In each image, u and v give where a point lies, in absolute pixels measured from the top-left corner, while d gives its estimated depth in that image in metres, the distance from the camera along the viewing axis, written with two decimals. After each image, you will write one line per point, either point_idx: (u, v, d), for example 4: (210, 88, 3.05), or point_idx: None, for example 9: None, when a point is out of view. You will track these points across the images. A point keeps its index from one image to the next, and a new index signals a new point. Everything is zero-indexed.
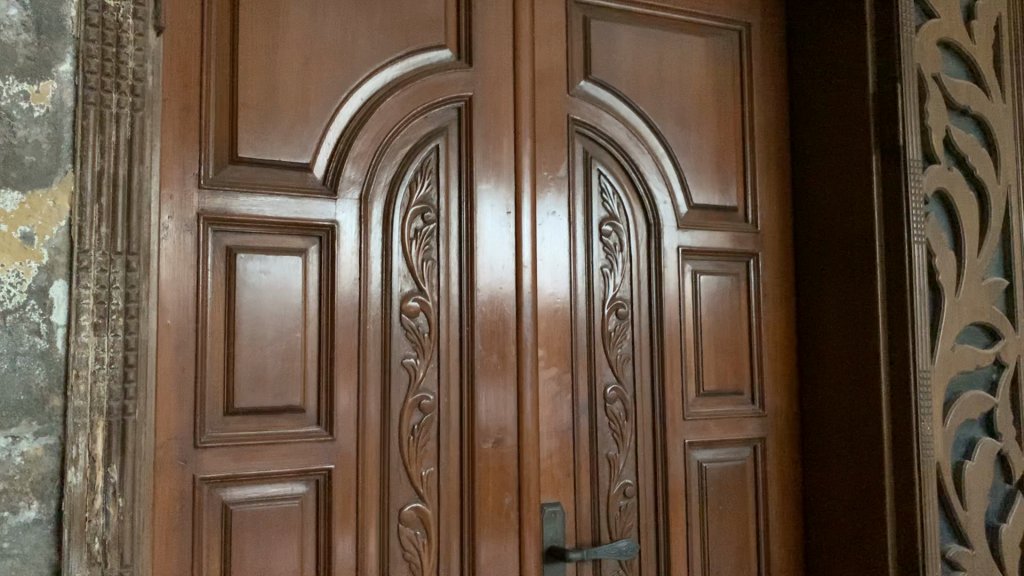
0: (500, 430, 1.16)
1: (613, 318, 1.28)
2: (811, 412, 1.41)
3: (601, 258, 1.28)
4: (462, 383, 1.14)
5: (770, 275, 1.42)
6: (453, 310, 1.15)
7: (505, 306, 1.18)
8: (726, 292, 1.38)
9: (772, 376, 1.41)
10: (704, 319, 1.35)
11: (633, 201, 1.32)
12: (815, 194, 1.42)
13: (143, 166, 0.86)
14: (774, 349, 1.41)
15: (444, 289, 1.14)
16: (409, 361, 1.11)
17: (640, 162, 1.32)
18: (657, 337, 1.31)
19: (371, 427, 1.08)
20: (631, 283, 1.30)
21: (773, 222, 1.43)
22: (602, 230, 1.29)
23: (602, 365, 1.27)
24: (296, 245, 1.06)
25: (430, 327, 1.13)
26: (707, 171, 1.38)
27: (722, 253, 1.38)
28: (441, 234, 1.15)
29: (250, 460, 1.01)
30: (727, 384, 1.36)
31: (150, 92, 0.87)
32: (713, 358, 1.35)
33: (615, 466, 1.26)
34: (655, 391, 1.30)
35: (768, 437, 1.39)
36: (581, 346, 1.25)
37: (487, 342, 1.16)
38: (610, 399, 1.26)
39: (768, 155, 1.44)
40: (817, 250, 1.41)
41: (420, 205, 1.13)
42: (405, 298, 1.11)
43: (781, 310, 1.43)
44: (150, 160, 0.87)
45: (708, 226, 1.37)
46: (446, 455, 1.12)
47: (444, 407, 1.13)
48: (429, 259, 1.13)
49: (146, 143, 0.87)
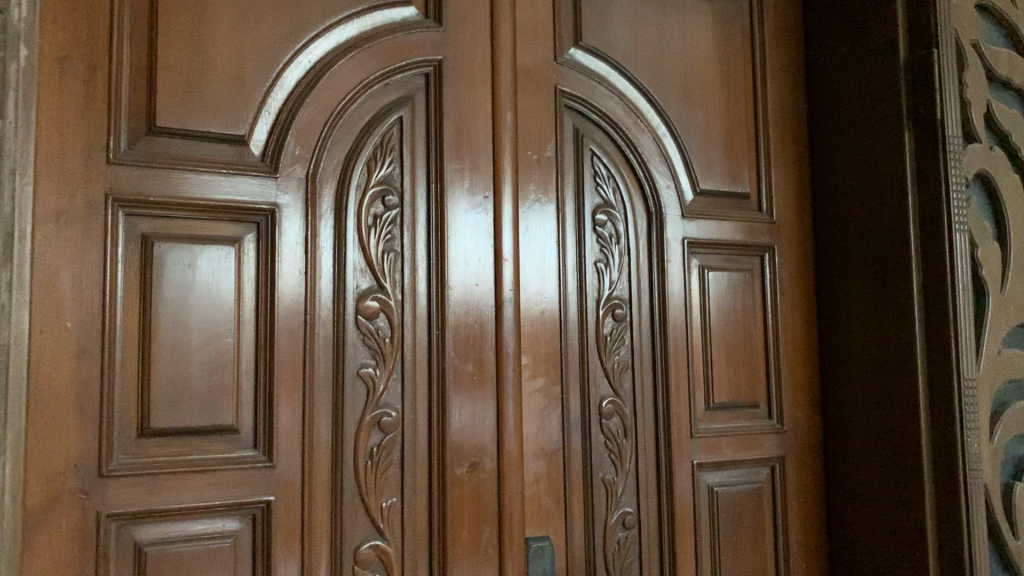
0: (477, 452, 0.99)
1: (608, 320, 1.11)
2: (836, 428, 1.24)
3: (595, 250, 1.11)
4: (431, 397, 0.97)
5: (787, 272, 1.25)
6: (421, 312, 0.97)
7: (481, 307, 1.01)
8: (737, 290, 1.20)
9: (792, 388, 1.23)
10: (714, 322, 1.18)
11: (631, 186, 1.15)
12: (839, 179, 1.25)
13: (3, 121, 0.77)
14: (793, 356, 1.24)
15: (410, 287, 0.96)
16: (367, 371, 0.93)
17: (639, 141, 1.15)
18: (660, 343, 1.13)
19: (319, 450, 0.90)
20: (629, 281, 1.13)
21: (789, 212, 1.26)
22: (595, 220, 1.11)
23: (597, 374, 1.09)
24: (229, 233, 0.88)
25: (393, 331, 0.95)
26: (715, 153, 1.21)
27: (733, 246, 1.21)
28: (406, 221, 0.97)
29: (169, 492, 0.83)
30: (740, 395, 1.19)
31: (16, 29, 0.79)
32: (724, 366, 1.18)
33: (613, 492, 1.08)
34: (659, 404, 1.13)
35: (788, 457, 1.22)
36: (572, 353, 1.08)
37: (461, 350, 0.99)
38: (606, 414, 1.09)
39: (783, 136, 1.27)
40: (841, 243, 1.24)
41: (381, 186, 0.95)
42: (362, 296, 0.93)
43: (800, 311, 1.25)
44: (15, 114, 0.78)
45: (717, 216, 1.20)
46: (412, 482, 0.95)
47: (410, 425, 0.95)
48: (390, 250, 0.95)
49: (9, 93, 0.78)
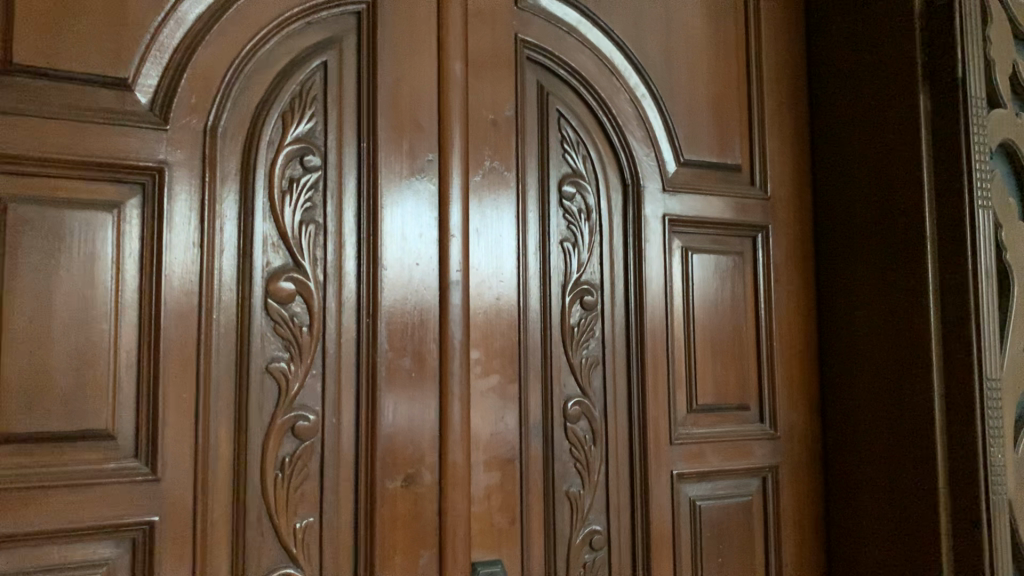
0: (415, 462, 0.83)
1: (575, 309, 0.95)
2: (838, 433, 1.08)
3: (561, 227, 0.96)
4: (359, 397, 0.81)
5: (783, 256, 1.10)
6: (348, 296, 0.81)
7: (422, 291, 0.85)
8: (726, 275, 1.05)
9: (788, 388, 1.08)
10: (698, 312, 1.03)
11: (605, 154, 0.99)
12: (843, 149, 1.09)
13: None
14: (789, 351, 1.09)
15: (335, 266, 0.81)
16: (278, 365, 0.78)
17: (613, 102, 1.00)
18: (635, 336, 0.98)
19: (218, 460, 0.75)
20: (601, 263, 0.97)
21: (785, 188, 1.11)
22: (561, 192, 0.96)
23: (562, 371, 0.94)
24: (105, 195, 0.72)
25: (312, 319, 0.79)
26: (702, 118, 1.06)
27: (721, 225, 1.05)
28: (331, 187, 0.81)
29: (22, 512, 0.68)
30: (728, 396, 1.04)
31: None
32: (709, 363, 1.03)
33: (578, 508, 0.93)
34: (634, 406, 0.97)
35: (782, 466, 1.07)
36: (532, 347, 0.92)
37: (396, 342, 0.83)
38: (572, 418, 0.94)
39: (779, 102, 1.12)
40: (844, 223, 1.09)
41: (299, 145, 0.80)
42: (274, 276, 0.78)
43: (798, 300, 1.10)
44: None
45: (704, 190, 1.04)
46: (334, 498, 0.79)
47: (333, 431, 0.79)
48: (310, 221, 0.80)
49: None
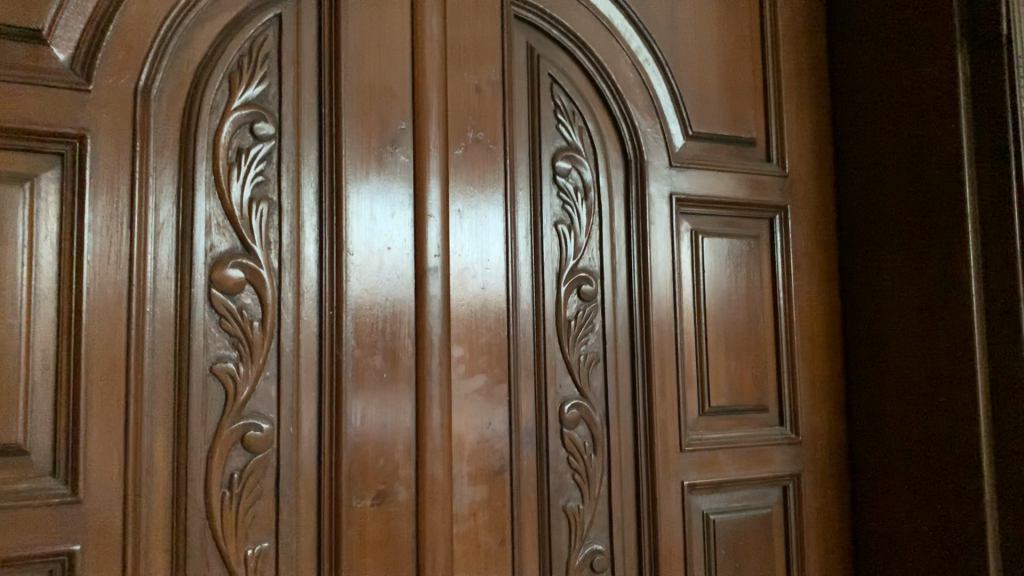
0: (387, 477, 0.72)
1: (572, 300, 0.84)
2: (866, 437, 0.97)
3: (555, 207, 0.85)
4: (322, 402, 0.70)
5: (803, 240, 0.98)
6: (308, 285, 0.70)
7: (395, 280, 0.73)
8: (741, 261, 0.94)
9: (811, 387, 0.97)
10: (709, 302, 0.92)
11: (604, 125, 0.88)
12: (869, 120, 0.98)
13: None
14: (812, 346, 0.97)
15: (293, 250, 0.70)
16: (224, 366, 0.67)
17: (612, 67, 0.89)
18: (639, 330, 0.87)
19: (153, 478, 0.64)
20: (600, 248, 0.86)
21: (805, 164, 1.00)
22: (556, 167, 0.84)
23: (557, 370, 0.83)
24: (15, 167, 0.62)
25: (265, 312, 0.68)
26: (712, 86, 0.95)
27: (734, 205, 0.94)
28: (286, 160, 0.70)
29: None
30: (744, 397, 0.93)
31: None
32: (722, 360, 0.92)
33: (578, 525, 0.82)
34: (638, 408, 0.86)
35: (805, 474, 0.96)
36: (523, 343, 0.81)
37: (364, 338, 0.72)
38: (569, 423, 0.83)
39: (797, 70, 1.01)
40: (871, 202, 0.97)
41: (248, 110, 0.69)
42: (219, 263, 0.67)
43: (821, 289, 0.99)
44: None
45: (714, 166, 0.93)
46: (292, 519, 0.68)
47: (290, 441, 0.69)
48: (261, 199, 0.69)
49: None
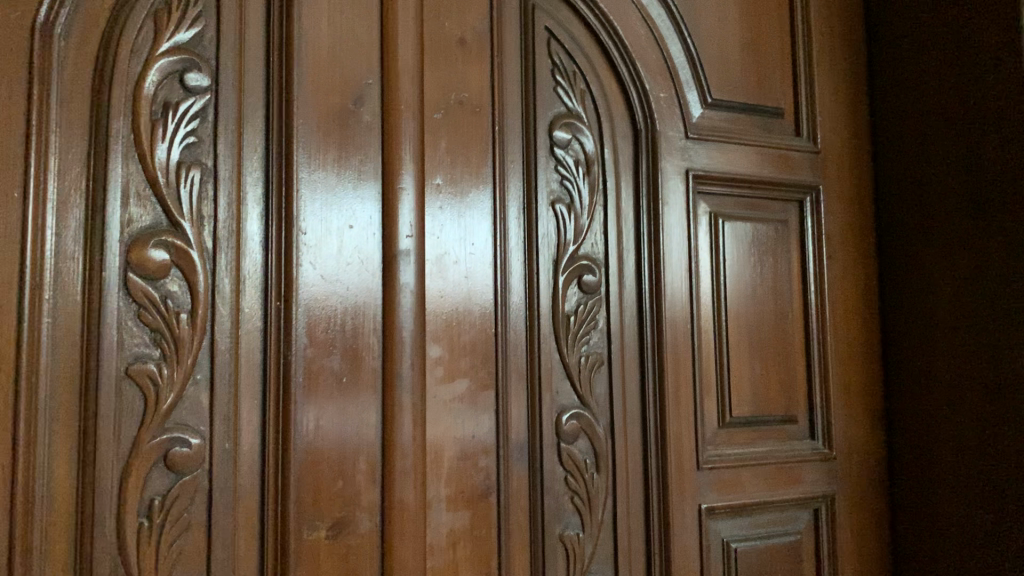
0: (346, 504, 0.59)
1: (571, 292, 0.72)
2: (909, 454, 0.84)
3: (553, 183, 0.72)
4: (266, 412, 0.57)
5: (837, 227, 0.86)
6: (249, 270, 0.58)
7: (356, 265, 0.61)
8: (767, 248, 0.81)
9: (847, 395, 0.84)
10: (731, 296, 0.79)
11: (610, 89, 0.76)
12: (914, 88, 0.85)
13: None
14: (848, 347, 0.85)
15: (231, 227, 0.57)
16: (143, 368, 0.54)
17: (620, 21, 0.76)
18: (650, 327, 0.75)
19: (51, 505, 0.52)
20: (605, 231, 0.74)
21: (840, 140, 0.87)
22: (553, 136, 0.72)
23: (553, 375, 0.70)
24: None
25: (196, 301, 0.56)
26: (733, 49, 0.82)
27: (759, 184, 0.81)
28: (224, 118, 0.58)
29: None
30: (770, 406, 0.80)
31: None
32: (745, 364, 0.79)
33: (577, 556, 0.70)
34: (648, 419, 0.74)
35: (840, 495, 0.83)
36: (513, 342, 0.69)
37: (318, 335, 0.59)
38: (567, 436, 0.70)
39: (830, 33, 0.88)
40: (915, 183, 0.84)
41: (177, 57, 0.57)
42: (138, 241, 0.55)
43: (858, 282, 0.86)
44: None
45: (736, 139, 0.81)
46: (228, 556, 0.56)
47: (226, 460, 0.56)
48: (192, 164, 0.57)
49: None
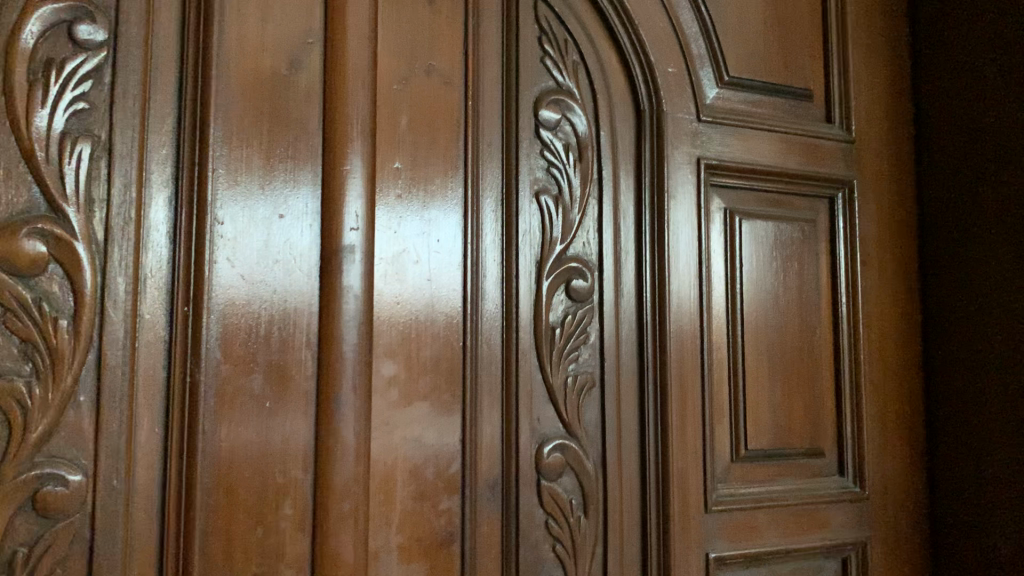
0: (264, 558, 0.48)
1: (557, 300, 0.61)
2: (955, 499, 0.71)
3: (537, 171, 0.61)
4: (168, 442, 0.47)
5: (874, 229, 0.74)
6: (152, 266, 0.47)
7: (284, 265, 0.50)
8: (791, 252, 0.70)
9: (882, 424, 0.72)
10: (748, 307, 0.67)
11: (608, 62, 0.64)
12: (965, 67, 0.72)
13: None
14: (886, 369, 0.73)
15: (129, 214, 0.47)
16: (9, 387, 0.44)
17: None
18: (651, 343, 0.63)
19: None
20: (600, 229, 0.63)
21: (878, 128, 0.75)
22: (538, 115, 0.61)
23: (534, 398, 0.59)
24: None
25: (81, 305, 0.45)
26: (754, 18, 0.70)
27: (782, 177, 0.70)
28: (124, 80, 0.47)
29: None
30: (791, 437, 0.68)
31: None
32: (764, 387, 0.67)
33: None
34: (648, 451, 0.62)
35: (873, 542, 0.71)
36: (485, 359, 0.58)
37: (234, 351, 0.48)
38: (549, 471, 0.59)
39: (869, 5, 0.76)
40: (964, 178, 0.72)
41: (65, 5, 0.46)
42: (6, 228, 0.44)
43: (897, 293, 0.74)
44: None
45: (756, 124, 0.69)
46: None
47: (115, 502, 0.45)
48: (81, 136, 0.46)
49: None
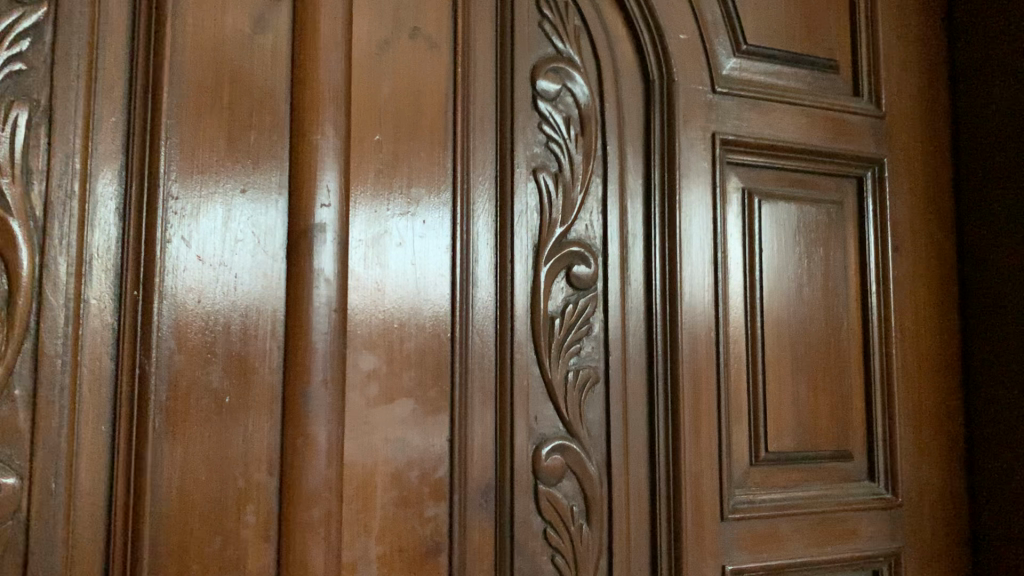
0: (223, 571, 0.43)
1: (557, 287, 0.55)
2: (999, 508, 0.65)
3: (535, 146, 0.56)
4: (115, 442, 0.42)
5: (907, 211, 0.67)
6: (98, 246, 0.43)
7: (245, 244, 0.45)
8: (815, 236, 0.64)
9: (917, 425, 0.66)
10: (769, 296, 0.62)
11: (614, 28, 0.59)
12: (1006, 34, 0.66)
13: None
14: (921, 365, 0.66)
15: (72, 187, 0.42)
16: None
17: None
18: (661, 335, 0.58)
19: None
20: (604, 210, 0.57)
21: (912, 103, 0.69)
22: (536, 86, 0.56)
23: (531, 395, 0.54)
24: None
25: (17, 286, 0.41)
26: None
27: (805, 154, 0.64)
28: (68, 39, 0.43)
29: None
30: (816, 438, 0.62)
31: None
32: (786, 384, 0.61)
33: None
34: (657, 454, 0.57)
35: (908, 554, 0.65)
36: (476, 352, 0.52)
37: (188, 340, 0.43)
38: (547, 475, 0.53)
39: None
40: (1006, 155, 0.65)
41: None
42: None
43: (934, 282, 0.68)
44: None
45: (776, 97, 0.63)
46: None
47: (55, 507, 0.41)
48: (18, 100, 0.42)
49: None
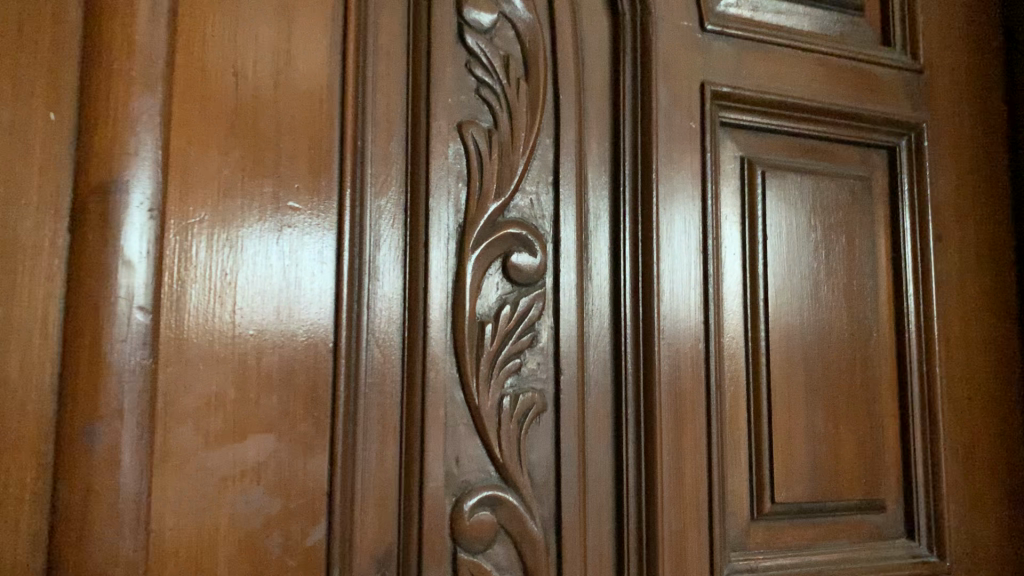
0: None
1: (489, 283, 0.41)
2: None
3: (462, 93, 0.41)
4: None
5: (952, 192, 0.53)
6: None
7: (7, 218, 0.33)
8: (834, 222, 0.49)
9: (967, 466, 0.51)
10: (776, 298, 0.47)
11: None
12: None
13: None
14: (973, 388, 0.52)
15: None
16: None
17: None
18: (632, 348, 0.43)
19: None
20: (555, 180, 0.43)
21: (956, 55, 0.54)
22: (463, 14, 0.41)
23: (451, 430, 0.39)
24: None
25: None
26: None
27: (821, 116, 0.50)
28: None
29: None
30: (837, 482, 0.48)
31: None
32: (798, 413, 0.47)
33: None
34: (625, 507, 0.42)
35: None
36: (372, 370, 0.38)
37: None
38: (472, 539, 0.39)
39: None
40: None
41: None
42: None
43: (988, 283, 0.53)
44: None
45: (782, 40, 0.49)
46: None
47: None
48: None
49: None
